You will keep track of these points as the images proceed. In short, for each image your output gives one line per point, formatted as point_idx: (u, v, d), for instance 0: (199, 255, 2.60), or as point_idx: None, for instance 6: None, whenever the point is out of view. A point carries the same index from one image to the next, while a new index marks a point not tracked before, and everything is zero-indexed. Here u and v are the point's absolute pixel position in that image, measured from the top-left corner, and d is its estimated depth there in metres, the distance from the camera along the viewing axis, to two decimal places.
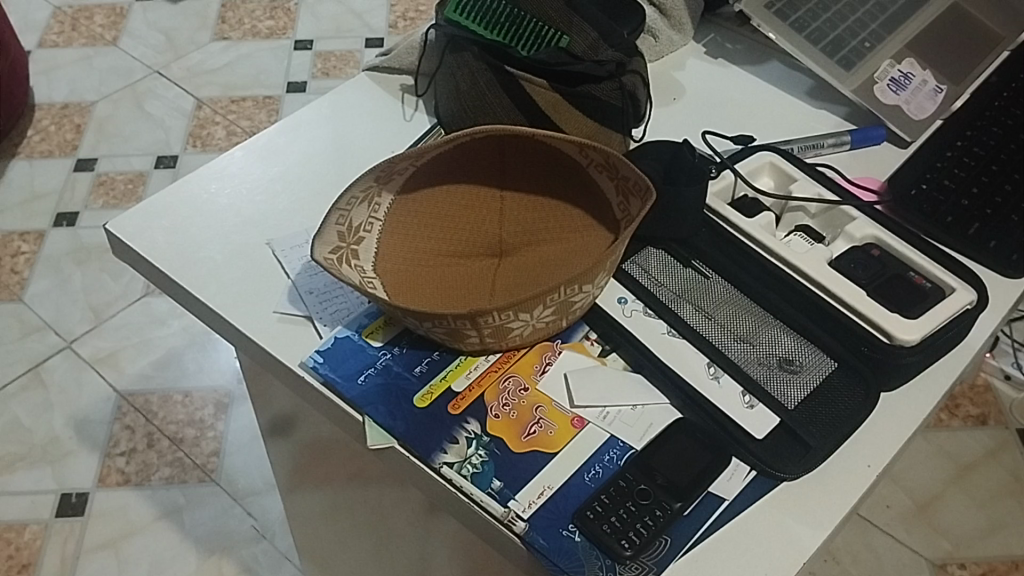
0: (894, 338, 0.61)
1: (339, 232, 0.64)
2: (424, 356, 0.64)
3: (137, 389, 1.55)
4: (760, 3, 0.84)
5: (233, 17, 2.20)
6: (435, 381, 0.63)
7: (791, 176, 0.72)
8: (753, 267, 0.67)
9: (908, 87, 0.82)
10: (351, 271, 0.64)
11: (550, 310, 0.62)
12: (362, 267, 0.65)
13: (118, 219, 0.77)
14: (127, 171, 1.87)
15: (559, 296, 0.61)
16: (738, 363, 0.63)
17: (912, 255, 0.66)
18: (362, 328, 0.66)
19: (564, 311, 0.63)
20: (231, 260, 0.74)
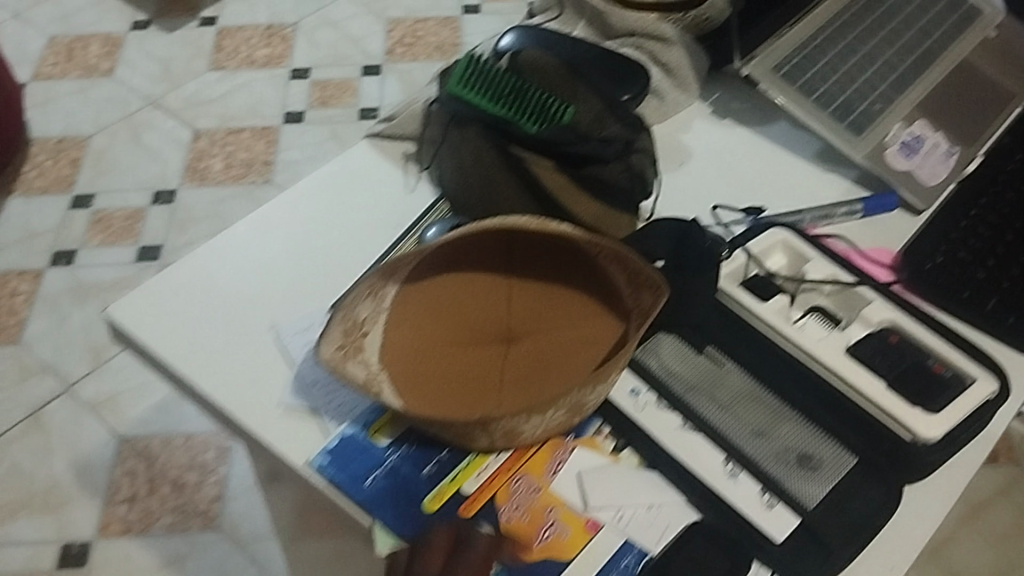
0: (917, 436, 0.60)
1: (344, 330, 0.61)
2: (433, 455, 0.63)
3: (139, 433, 1.50)
4: (768, 66, 0.82)
5: (230, 46, 2.13)
6: (445, 483, 0.61)
7: (804, 255, 0.71)
8: (767, 356, 0.65)
9: (919, 151, 0.80)
10: (357, 368, 0.61)
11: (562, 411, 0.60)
12: (367, 361, 0.62)
13: (118, 303, 0.74)
14: (125, 207, 1.83)
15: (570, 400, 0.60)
16: (757, 461, 0.62)
17: (931, 343, 0.65)
18: (368, 426, 0.65)
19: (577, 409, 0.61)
20: (235, 347, 0.71)
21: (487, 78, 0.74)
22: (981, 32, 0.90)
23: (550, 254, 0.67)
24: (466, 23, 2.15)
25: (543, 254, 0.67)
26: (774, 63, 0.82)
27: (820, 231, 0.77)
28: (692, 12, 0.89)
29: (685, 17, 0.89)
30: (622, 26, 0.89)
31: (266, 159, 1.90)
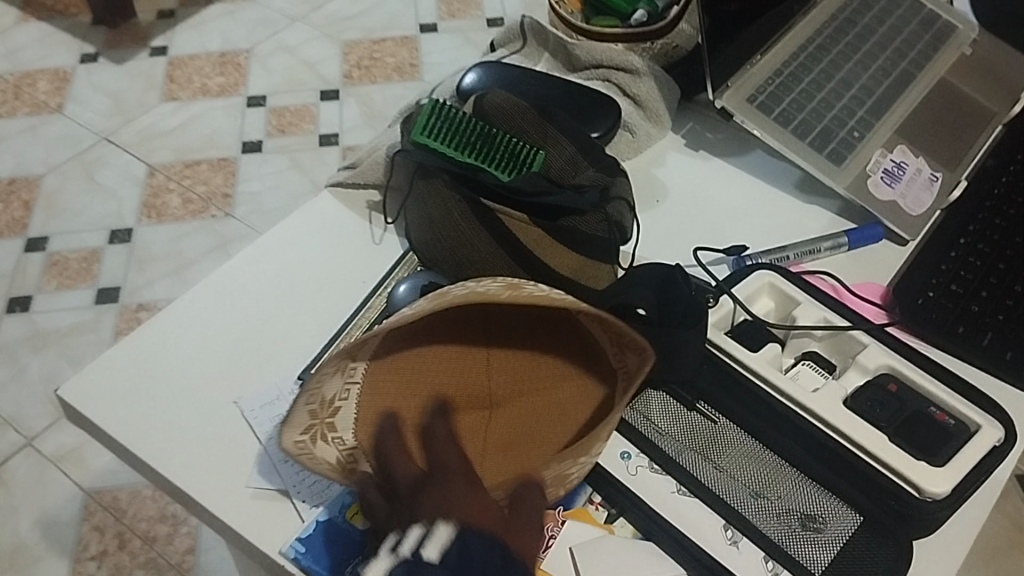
0: (923, 490, 0.57)
1: (311, 410, 0.55)
2: None
3: (104, 486, 1.43)
4: (742, 97, 0.79)
5: (182, 76, 2.07)
6: None
7: (793, 298, 0.68)
8: (762, 409, 0.62)
9: (902, 179, 0.78)
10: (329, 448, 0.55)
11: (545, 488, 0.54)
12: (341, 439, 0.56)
13: (71, 385, 0.71)
14: (80, 249, 1.78)
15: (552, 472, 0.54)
16: (758, 526, 0.58)
17: (932, 388, 0.62)
18: (345, 508, 0.61)
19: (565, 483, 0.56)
20: (196, 426, 0.68)
21: (452, 127, 0.71)
22: (957, 49, 0.88)
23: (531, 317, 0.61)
24: (424, 43, 2.11)
25: (523, 316, 0.62)
26: (749, 93, 0.79)
27: (804, 268, 0.74)
28: (661, 40, 0.88)
29: (653, 45, 0.88)
30: (587, 58, 0.87)
31: (225, 191, 1.85)
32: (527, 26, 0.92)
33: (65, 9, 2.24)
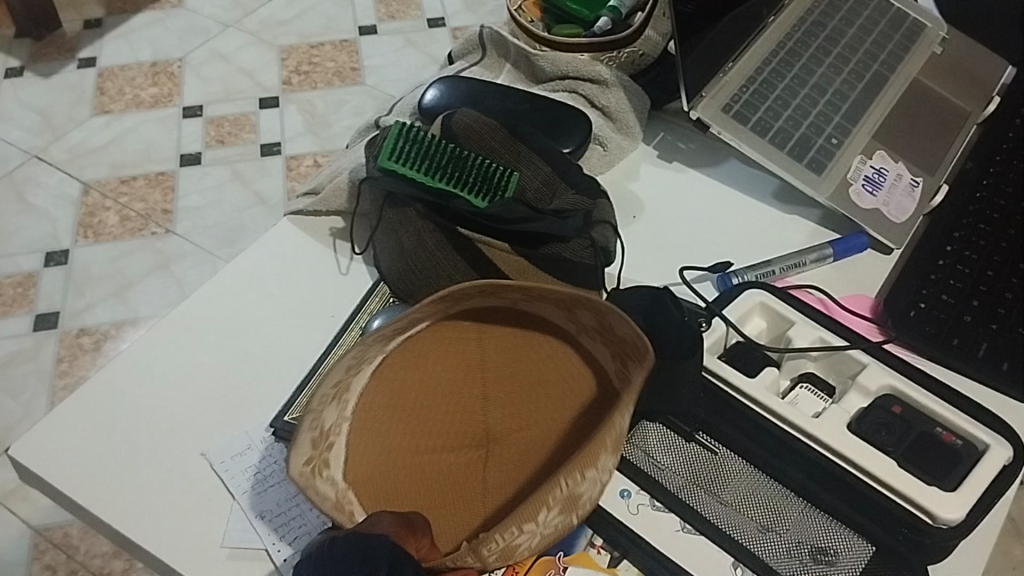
0: (937, 517, 0.55)
1: (311, 440, 0.52)
2: None
3: (53, 522, 1.37)
4: (717, 106, 0.77)
5: (113, 87, 2.00)
6: None
7: (787, 317, 0.65)
8: (764, 436, 0.59)
9: (884, 185, 0.76)
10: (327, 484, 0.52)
11: (560, 513, 0.49)
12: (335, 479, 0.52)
13: (22, 441, 0.66)
14: (14, 273, 1.70)
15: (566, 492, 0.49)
16: (767, 562, 0.56)
17: (936, 408, 0.60)
18: None
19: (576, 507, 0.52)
20: (162, 481, 0.63)
21: (421, 152, 0.67)
22: (927, 48, 0.87)
23: (520, 337, 0.59)
24: (363, 45, 2.06)
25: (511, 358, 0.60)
26: (723, 102, 0.77)
27: (791, 282, 0.72)
28: (627, 49, 0.84)
29: (619, 54, 0.84)
30: (552, 69, 0.84)
31: (165, 207, 1.78)
32: (486, 37, 0.88)
33: None
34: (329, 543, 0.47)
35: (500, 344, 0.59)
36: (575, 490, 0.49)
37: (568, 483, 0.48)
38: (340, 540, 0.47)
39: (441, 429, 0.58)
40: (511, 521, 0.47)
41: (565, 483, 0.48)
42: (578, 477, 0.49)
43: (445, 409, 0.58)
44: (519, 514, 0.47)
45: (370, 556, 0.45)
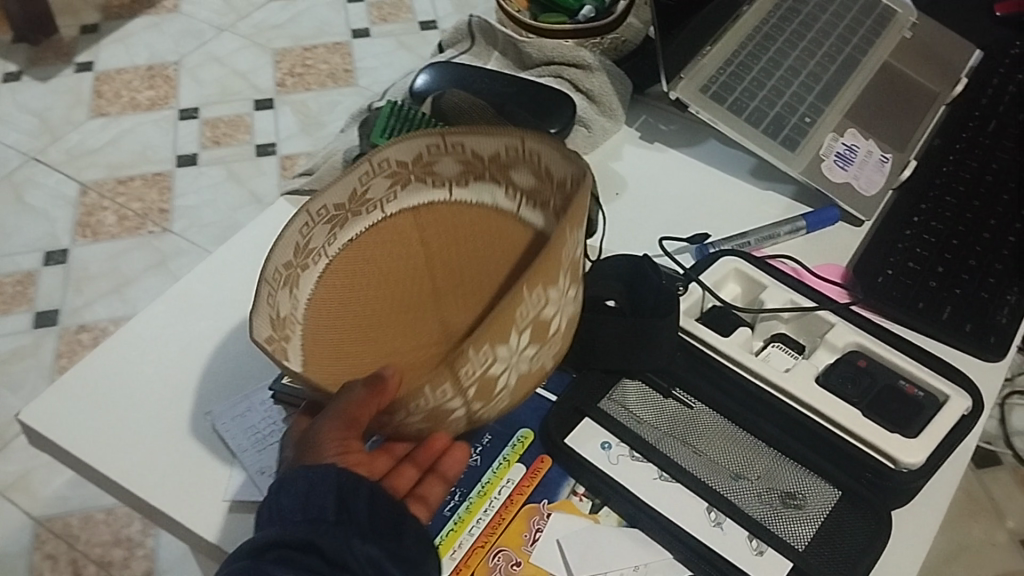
0: (899, 462, 0.59)
1: (271, 319, 0.53)
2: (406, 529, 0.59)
3: (55, 513, 1.40)
4: (696, 88, 0.80)
5: (110, 91, 2.03)
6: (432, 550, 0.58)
7: (759, 282, 0.69)
8: (737, 392, 0.63)
9: (854, 161, 0.80)
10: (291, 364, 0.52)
11: (527, 337, 0.49)
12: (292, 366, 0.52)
13: (32, 407, 0.69)
14: (14, 272, 1.72)
15: (528, 314, 0.48)
16: (740, 507, 0.59)
17: (899, 362, 0.64)
18: None
19: (543, 334, 0.51)
20: (166, 441, 0.66)
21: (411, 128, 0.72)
22: (897, 32, 0.90)
23: (468, 221, 0.60)
24: (356, 48, 2.09)
25: (466, 246, 0.60)
26: (702, 84, 0.80)
27: (766, 252, 0.76)
28: (610, 35, 0.88)
29: (603, 40, 0.88)
30: (539, 55, 0.87)
31: (162, 207, 1.81)
32: (476, 28, 0.92)
33: None
34: (277, 488, 0.50)
35: (448, 229, 0.60)
36: (539, 308, 0.49)
37: (531, 297, 0.48)
38: (283, 481, 0.50)
39: (398, 304, 0.58)
40: (484, 335, 0.46)
41: (529, 298, 0.48)
42: (540, 293, 0.48)
43: (396, 284, 0.59)
44: (488, 327, 0.46)
45: (314, 490, 0.49)
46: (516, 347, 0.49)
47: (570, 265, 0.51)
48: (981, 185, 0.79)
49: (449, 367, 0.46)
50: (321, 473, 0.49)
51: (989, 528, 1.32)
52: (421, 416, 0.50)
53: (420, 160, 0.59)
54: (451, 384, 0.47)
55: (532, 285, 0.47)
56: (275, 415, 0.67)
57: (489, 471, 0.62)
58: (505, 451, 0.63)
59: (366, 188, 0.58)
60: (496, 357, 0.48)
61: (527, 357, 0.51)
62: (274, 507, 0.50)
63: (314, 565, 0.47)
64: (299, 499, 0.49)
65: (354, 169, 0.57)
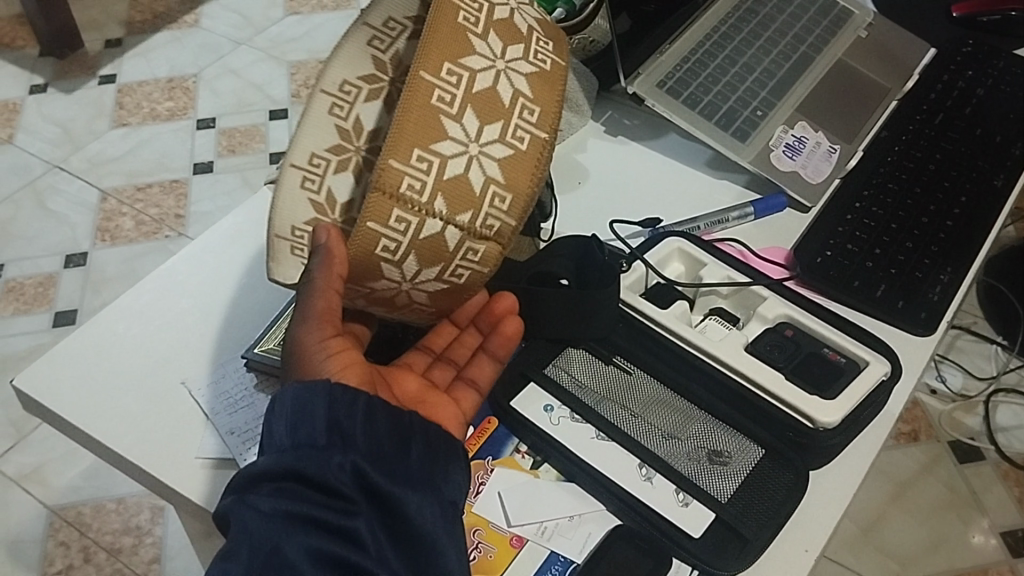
0: (817, 421, 0.64)
1: None
2: None
3: (68, 503, 1.41)
4: (652, 83, 0.85)
5: (131, 102, 2.09)
6: None
7: (699, 260, 0.74)
8: (671, 359, 0.68)
9: (803, 152, 0.84)
10: None
11: (470, 117, 0.56)
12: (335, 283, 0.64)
13: (24, 374, 0.75)
14: (36, 275, 1.77)
15: (447, 94, 0.55)
16: (670, 463, 0.63)
17: (824, 332, 0.69)
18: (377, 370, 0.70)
19: (496, 106, 0.58)
20: (145, 404, 0.72)
21: None
22: (854, 32, 0.95)
23: None
24: None
25: None
26: (658, 80, 0.85)
27: (716, 236, 0.80)
28: (579, 35, 0.87)
29: (572, 41, 0.88)
30: None
31: (178, 212, 1.87)
32: None
33: (12, 42, 2.26)
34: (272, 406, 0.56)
35: None
36: (461, 83, 0.56)
37: (440, 79, 0.55)
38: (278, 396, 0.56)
39: None
40: (396, 137, 0.54)
41: (437, 78, 0.55)
42: (448, 70, 0.56)
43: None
44: (399, 128, 0.54)
45: (305, 407, 0.54)
46: (460, 127, 0.56)
47: (482, 24, 0.58)
48: (923, 173, 0.84)
49: (382, 189, 0.55)
50: (313, 387, 0.55)
51: (973, 521, 1.34)
52: (413, 257, 0.58)
53: (386, 59, 0.70)
54: (400, 204, 0.55)
55: (432, 65, 0.55)
56: (247, 381, 0.73)
57: None
58: None
59: (359, 115, 0.69)
60: (440, 154, 0.55)
61: (494, 139, 0.57)
62: (267, 434, 0.55)
63: (304, 489, 0.52)
64: (289, 422, 0.54)
65: (318, 101, 0.68)
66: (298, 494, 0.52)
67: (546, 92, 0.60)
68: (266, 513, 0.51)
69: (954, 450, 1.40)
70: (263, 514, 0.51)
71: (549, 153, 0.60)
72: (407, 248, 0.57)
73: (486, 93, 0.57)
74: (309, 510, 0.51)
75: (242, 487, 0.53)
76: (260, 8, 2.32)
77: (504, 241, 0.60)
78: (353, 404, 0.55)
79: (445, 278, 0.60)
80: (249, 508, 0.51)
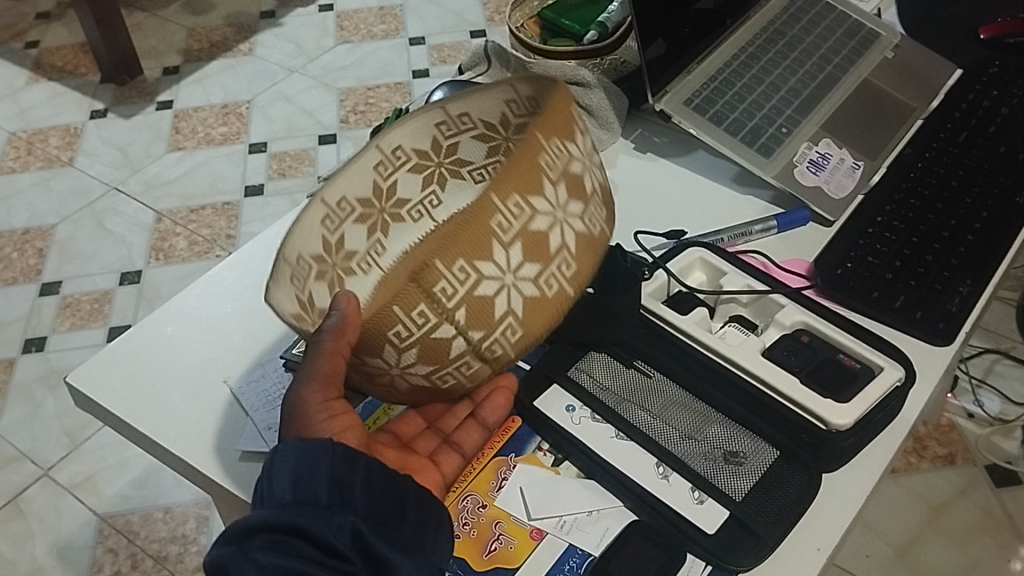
0: (829, 423, 0.65)
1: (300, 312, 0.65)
2: None
3: (117, 510, 1.44)
4: (679, 101, 0.88)
5: (187, 127, 2.15)
6: None
7: (720, 269, 0.77)
8: (691, 362, 0.70)
9: (826, 167, 0.86)
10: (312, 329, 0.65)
11: (517, 250, 0.58)
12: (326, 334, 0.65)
13: (78, 371, 0.79)
14: (92, 291, 1.80)
15: (506, 222, 0.57)
16: (687, 462, 0.65)
17: (840, 338, 0.71)
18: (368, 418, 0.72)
19: (542, 251, 0.59)
20: (190, 400, 0.76)
21: None
22: (880, 53, 0.98)
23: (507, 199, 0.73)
24: (416, 88, 2.19)
25: None
26: (685, 97, 0.88)
27: (739, 248, 0.82)
28: (610, 56, 0.96)
29: (604, 61, 0.96)
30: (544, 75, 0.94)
31: (230, 233, 1.89)
32: (490, 50, 0.98)
33: (74, 69, 2.34)
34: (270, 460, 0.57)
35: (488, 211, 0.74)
36: (521, 217, 0.58)
37: (506, 206, 0.57)
38: (277, 453, 0.57)
39: None
40: (451, 244, 0.56)
41: (502, 204, 0.57)
42: (517, 202, 0.58)
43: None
44: (456, 235, 0.56)
45: (308, 468, 0.56)
46: (504, 257, 0.57)
47: (557, 169, 0.60)
48: (946, 189, 0.85)
49: (419, 283, 0.56)
50: (317, 446, 0.56)
51: (1010, 546, 1.32)
52: (416, 352, 0.59)
53: (443, 143, 0.72)
54: (428, 300, 0.56)
55: (503, 193, 0.57)
56: (285, 380, 0.76)
57: None
58: None
59: (396, 180, 0.72)
60: (479, 273, 0.57)
61: (529, 278, 0.59)
62: (267, 486, 0.56)
63: (303, 544, 0.54)
64: (292, 479, 0.56)
65: (370, 156, 0.68)
66: (298, 548, 0.54)
67: (585, 255, 0.63)
68: (266, 566, 0.53)
69: (990, 474, 1.40)
70: (262, 568, 0.53)
71: (567, 308, 0.62)
72: (416, 341, 0.58)
73: (539, 235, 0.59)
74: (307, 566, 0.53)
75: (241, 537, 0.55)
76: (312, 37, 2.38)
77: (496, 367, 0.62)
78: (354, 466, 0.56)
79: (432, 378, 0.61)
80: (248, 563, 0.53)
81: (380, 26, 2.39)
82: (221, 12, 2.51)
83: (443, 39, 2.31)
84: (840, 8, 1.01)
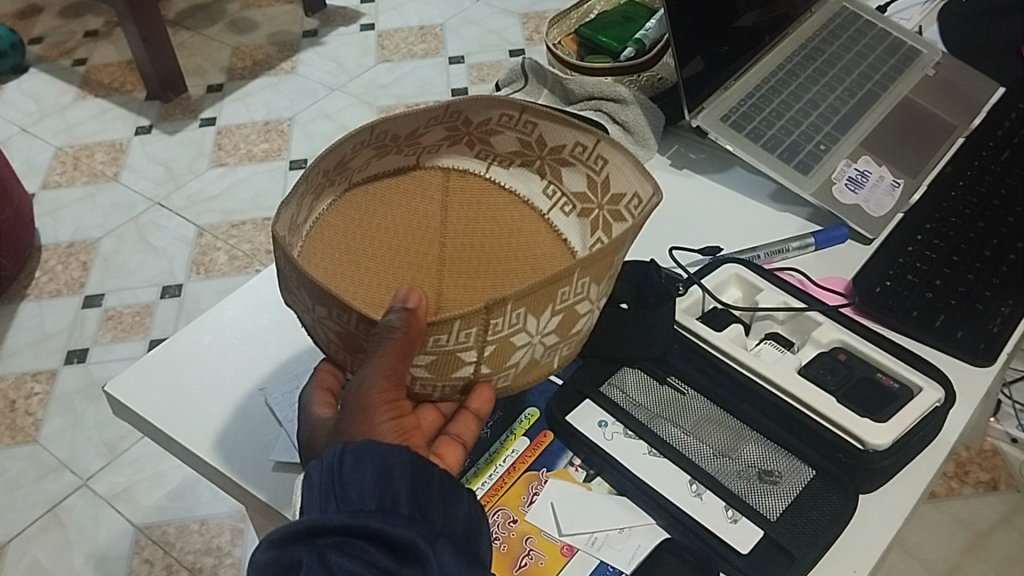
0: (867, 443, 0.64)
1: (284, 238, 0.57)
2: None
3: (154, 521, 1.45)
4: (716, 117, 0.88)
5: (229, 143, 2.17)
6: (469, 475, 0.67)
7: (756, 286, 0.77)
8: (722, 377, 0.70)
9: (865, 185, 0.86)
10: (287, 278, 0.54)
11: (554, 320, 0.54)
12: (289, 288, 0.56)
13: (115, 380, 0.80)
14: (134, 304, 1.82)
15: (567, 293, 0.53)
16: (719, 480, 0.64)
17: (878, 358, 0.71)
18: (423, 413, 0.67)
19: (568, 327, 0.55)
20: (223, 409, 0.76)
21: None
22: (921, 70, 0.98)
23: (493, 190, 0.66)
24: None
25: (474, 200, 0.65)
26: (722, 114, 0.88)
27: (775, 266, 0.82)
28: (645, 73, 0.97)
29: (639, 78, 0.97)
30: (580, 90, 0.94)
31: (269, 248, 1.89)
32: (527, 66, 0.98)
33: (121, 86, 2.38)
34: (343, 452, 0.51)
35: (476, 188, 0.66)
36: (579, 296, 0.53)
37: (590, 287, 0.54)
38: (352, 449, 0.51)
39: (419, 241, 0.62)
40: (528, 295, 0.50)
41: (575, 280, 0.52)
42: (586, 282, 0.53)
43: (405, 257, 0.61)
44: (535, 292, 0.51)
45: (387, 473, 0.50)
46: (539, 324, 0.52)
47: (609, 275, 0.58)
48: (987, 209, 0.84)
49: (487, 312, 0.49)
50: (396, 453, 0.51)
51: None
52: (425, 368, 0.52)
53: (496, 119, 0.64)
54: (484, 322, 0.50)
55: (593, 275, 0.53)
56: None
57: (497, 442, 0.69)
58: (512, 427, 0.70)
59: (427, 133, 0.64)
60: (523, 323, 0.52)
61: (546, 345, 0.55)
62: (341, 488, 0.51)
63: (381, 556, 0.49)
64: (373, 482, 0.50)
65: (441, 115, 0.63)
66: (374, 562, 0.49)
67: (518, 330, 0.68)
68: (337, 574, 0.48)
69: None
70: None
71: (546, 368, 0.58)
72: (441, 355, 0.51)
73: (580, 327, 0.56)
74: None
75: (315, 538, 0.50)
76: (354, 55, 2.40)
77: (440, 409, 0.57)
78: (439, 484, 0.52)
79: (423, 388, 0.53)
80: (319, 563, 0.49)
81: (421, 45, 2.40)
82: (265, 31, 2.54)
83: (482, 58, 2.32)
84: (880, 24, 1.01)
